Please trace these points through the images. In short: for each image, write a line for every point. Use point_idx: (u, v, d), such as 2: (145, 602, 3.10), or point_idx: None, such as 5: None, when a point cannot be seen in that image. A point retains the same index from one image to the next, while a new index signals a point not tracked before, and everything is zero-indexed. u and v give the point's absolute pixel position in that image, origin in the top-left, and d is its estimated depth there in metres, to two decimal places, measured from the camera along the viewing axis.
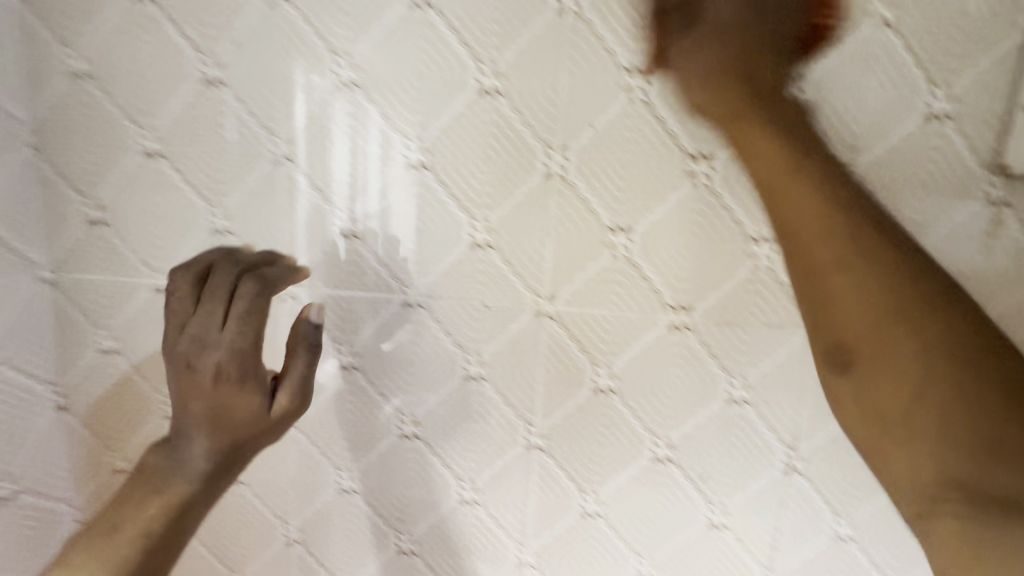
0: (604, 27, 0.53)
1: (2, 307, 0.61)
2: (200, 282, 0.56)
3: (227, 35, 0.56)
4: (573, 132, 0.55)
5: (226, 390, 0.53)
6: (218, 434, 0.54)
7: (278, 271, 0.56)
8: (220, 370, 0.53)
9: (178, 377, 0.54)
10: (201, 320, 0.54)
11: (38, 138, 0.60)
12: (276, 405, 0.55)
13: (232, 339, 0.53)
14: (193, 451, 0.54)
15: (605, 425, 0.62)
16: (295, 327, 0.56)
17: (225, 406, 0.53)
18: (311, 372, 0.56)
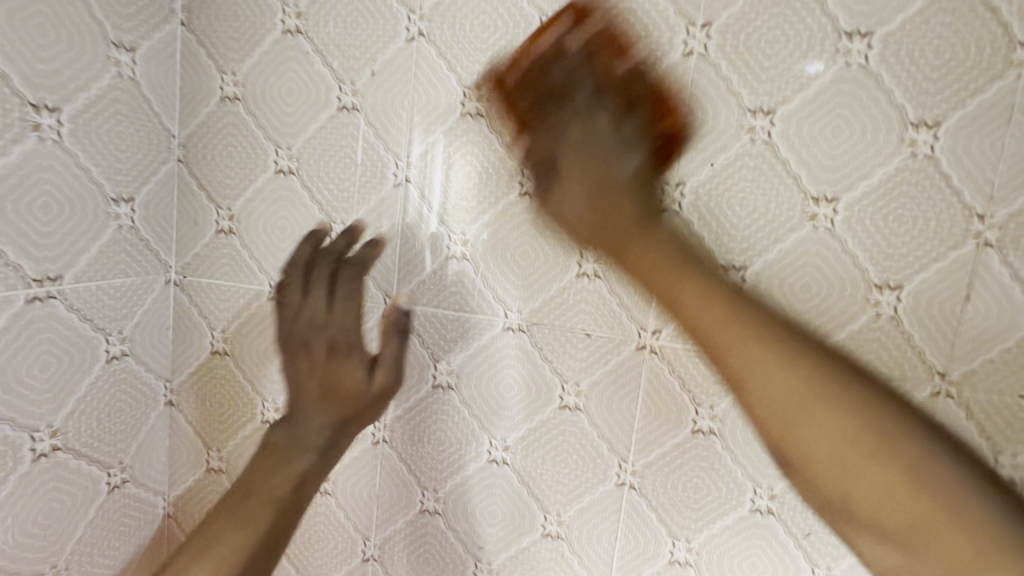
0: (729, 70, 0.54)
1: (138, 304, 0.64)
2: (303, 275, 0.64)
3: (366, 66, 0.61)
4: (691, 169, 0.56)
5: (335, 365, 0.62)
6: (331, 407, 0.62)
7: (361, 255, 0.63)
8: (332, 345, 0.63)
9: (295, 359, 0.64)
10: (314, 307, 0.63)
11: (184, 151, 0.65)
12: (377, 379, 0.63)
13: (342, 319, 0.63)
14: (309, 426, 0.62)
15: (703, 469, 0.60)
16: (387, 312, 0.63)
17: (334, 381, 0.62)
18: (403, 352, 0.64)
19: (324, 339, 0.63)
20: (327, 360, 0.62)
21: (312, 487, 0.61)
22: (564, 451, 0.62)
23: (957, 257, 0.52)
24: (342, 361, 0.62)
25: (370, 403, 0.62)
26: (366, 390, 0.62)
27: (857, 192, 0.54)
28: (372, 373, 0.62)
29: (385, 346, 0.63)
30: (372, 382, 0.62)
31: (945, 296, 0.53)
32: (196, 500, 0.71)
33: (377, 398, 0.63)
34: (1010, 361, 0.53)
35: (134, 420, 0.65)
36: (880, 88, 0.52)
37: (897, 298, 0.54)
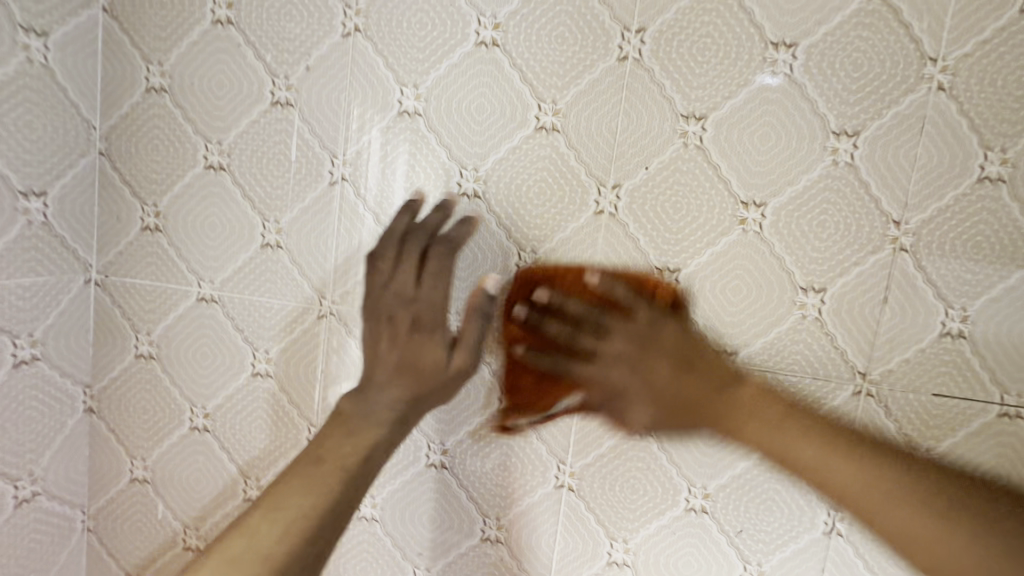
0: (663, 75, 0.55)
1: (51, 304, 0.60)
2: (403, 247, 0.57)
3: (301, 60, 0.59)
4: (627, 172, 0.57)
5: (418, 340, 0.55)
6: (409, 384, 0.55)
7: (457, 232, 0.57)
8: (418, 320, 0.56)
9: (376, 331, 0.57)
10: (406, 277, 0.56)
11: (106, 143, 0.61)
12: (453, 360, 0.55)
13: (429, 294, 0.56)
14: (380, 400, 0.54)
15: (639, 469, 0.60)
16: (475, 294, 0.57)
17: (414, 356, 0.55)
18: (483, 335, 0.57)
19: (413, 314, 0.56)
20: (434, 339, 0.55)
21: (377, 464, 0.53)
22: (503, 455, 0.62)
23: (875, 261, 0.55)
24: (427, 339, 0.55)
25: (435, 381, 0.55)
26: (410, 360, 0.55)
27: (783, 198, 0.55)
28: (451, 352, 0.56)
29: (465, 327, 0.56)
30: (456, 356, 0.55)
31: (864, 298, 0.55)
32: (119, 511, 0.68)
33: (448, 377, 0.55)
34: (922, 361, 0.55)
35: (46, 429, 0.61)
36: (804, 98, 0.54)
37: (820, 300, 0.56)
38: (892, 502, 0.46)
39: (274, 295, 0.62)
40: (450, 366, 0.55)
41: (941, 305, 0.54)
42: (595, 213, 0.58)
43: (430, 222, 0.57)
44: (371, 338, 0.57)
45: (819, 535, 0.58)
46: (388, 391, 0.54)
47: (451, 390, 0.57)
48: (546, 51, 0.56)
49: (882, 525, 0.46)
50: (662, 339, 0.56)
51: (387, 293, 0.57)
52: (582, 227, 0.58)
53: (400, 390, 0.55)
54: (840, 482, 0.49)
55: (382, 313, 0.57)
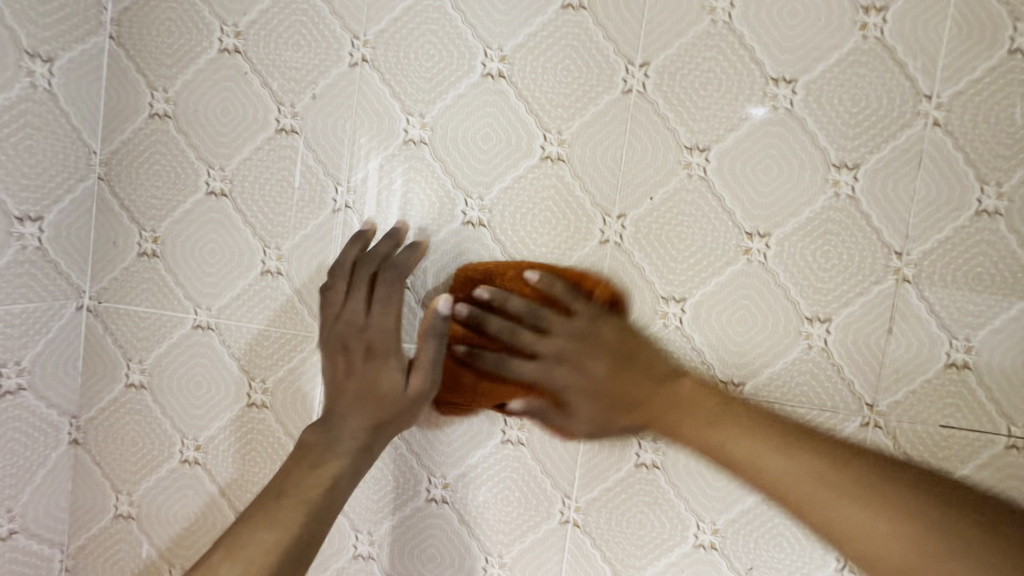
0: (667, 107, 0.56)
1: (41, 332, 0.58)
2: (351, 274, 0.58)
3: (307, 89, 0.59)
4: (632, 202, 0.57)
5: (373, 366, 0.56)
6: (365, 410, 0.55)
7: (401, 256, 0.58)
8: (372, 345, 0.56)
9: (332, 357, 0.57)
10: (354, 304, 0.57)
11: (105, 168, 0.61)
12: (411, 382, 0.56)
13: (379, 320, 0.57)
14: (342, 429, 0.55)
15: (646, 504, 0.59)
16: (426, 315, 0.56)
17: (370, 382, 0.56)
18: (442, 356, 0.57)
19: (365, 342, 0.56)
20: (389, 366, 0.56)
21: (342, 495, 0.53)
22: (507, 489, 0.60)
23: (879, 291, 0.55)
24: (383, 365, 0.56)
25: (399, 405, 0.55)
26: (371, 387, 0.56)
27: (786, 229, 0.56)
28: (408, 375, 0.56)
29: (420, 349, 0.56)
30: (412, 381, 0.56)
31: (869, 328, 0.56)
32: (100, 550, 0.64)
33: (408, 402, 0.56)
34: (930, 391, 0.55)
35: (28, 462, 0.59)
36: (805, 132, 0.55)
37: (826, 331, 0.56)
38: (771, 478, 0.47)
39: (273, 323, 0.61)
40: (411, 391, 0.56)
41: (946, 335, 0.54)
42: (600, 242, 0.58)
43: (375, 250, 0.58)
44: (329, 365, 0.58)
45: (830, 572, 0.56)
46: (348, 420, 0.55)
47: (417, 412, 0.57)
48: (552, 84, 0.57)
49: (819, 515, 0.45)
50: (602, 337, 0.56)
51: (337, 325, 0.58)
52: (588, 256, 0.58)
53: (359, 418, 0.55)
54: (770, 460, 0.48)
55: (338, 345, 0.57)
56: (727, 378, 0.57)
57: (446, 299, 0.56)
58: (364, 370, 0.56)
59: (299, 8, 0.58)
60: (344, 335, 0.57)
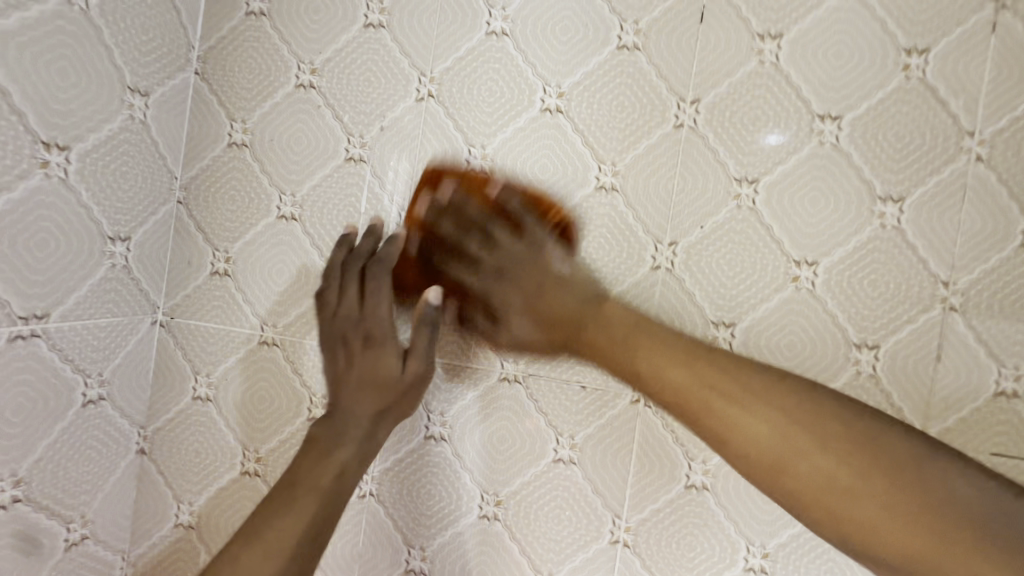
0: (717, 141, 0.59)
1: (121, 346, 0.61)
2: (339, 274, 0.61)
3: (376, 121, 0.63)
4: (682, 230, 0.60)
5: (367, 357, 0.58)
6: (376, 399, 0.58)
7: (385, 250, 0.59)
8: (366, 337, 0.59)
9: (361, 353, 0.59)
10: (347, 301, 0.60)
11: (185, 193, 0.65)
12: (407, 368, 0.58)
13: (371, 313, 0.59)
14: (354, 414, 0.58)
15: (696, 526, 0.59)
16: (417, 308, 0.57)
17: (371, 371, 0.58)
18: (434, 343, 0.59)
19: (364, 330, 0.59)
20: (379, 353, 0.58)
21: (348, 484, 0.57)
22: (559, 508, 0.61)
23: (927, 319, 0.57)
24: (380, 351, 0.58)
25: (399, 390, 0.58)
26: (357, 370, 0.59)
27: (834, 258, 0.58)
28: (408, 361, 0.58)
29: (416, 338, 0.58)
30: (383, 363, 0.58)
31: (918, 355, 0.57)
32: (161, 560, 0.66)
33: (410, 384, 0.58)
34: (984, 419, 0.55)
35: (102, 471, 0.61)
36: (851, 165, 0.57)
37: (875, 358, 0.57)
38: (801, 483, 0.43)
39: None
40: (404, 375, 0.58)
41: (997, 364, 0.55)
42: (652, 268, 0.60)
43: (362, 246, 0.60)
44: (330, 359, 0.61)
45: None
46: (358, 404, 0.58)
47: (419, 393, 0.59)
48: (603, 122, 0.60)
49: (793, 477, 0.43)
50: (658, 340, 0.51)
51: (348, 314, 0.60)
52: (639, 281, 0.60)
53: (378, 402, 0.58)
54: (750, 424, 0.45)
55: (340, 336, 0.60)
56: None
57: (436, 291, 0.57)
58: (362, 356, 0.59)
59: (370, 46, 0.63)
60: (342, 325, 0.60)
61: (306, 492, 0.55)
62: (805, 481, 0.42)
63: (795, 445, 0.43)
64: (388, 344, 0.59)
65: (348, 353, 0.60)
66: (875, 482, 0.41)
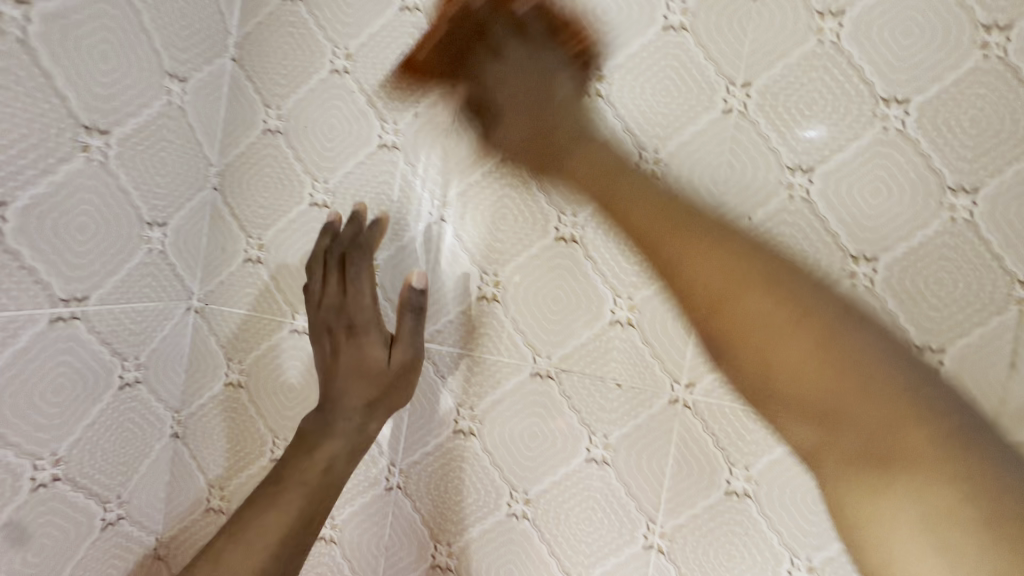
0: (769, 128, 0.55)
1: (157, 330, 0.62)
2: (318, 264, 0.60)
3: (409, 108, 0.62)
4: (729, 222, 0.56)
5: (352, 347, 0.57)
6: (366, 389, 0.57)
7: (364, 237, 0.60)
8: (350, 326, 0.58)
9: (342, 344, 0.58)
10: (329, 290, 0.59)
11: (220, 179, 0.65)
12: (394, 356, 0.57)
13: (356, 301, 0.58)
14: (346, 407, 0.57)
15: (737, 535, 0.56)
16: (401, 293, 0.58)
17: (359, 362, 0.57)
18: (420, 329, 0.58)
19: (347, 322, 0.58)
20: (364, 339, 0.57)
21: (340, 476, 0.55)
22: (590, 510, 0.59)
23: (999, 323, 0.52)
24: (364, 339, 0.57)
25: (387, 379, 0.57)
26: (343, 362, 0.57)
27: (896, 254, 0.54)
28: (393, 347, 0.58)
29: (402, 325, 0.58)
30: (368, 353, 0.57)
31: (986, 362, 0.52)
32: (191, 543, 0.67)
33: (395, 374, 0.57)
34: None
35: (137, 453, 0.62)
36: (917, 153, 0.53)
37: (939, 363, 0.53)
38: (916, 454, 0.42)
39: None
40: (391, 363, 0.57)
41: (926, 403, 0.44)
42: None
43: (341, 235, 0.61)
44: (316, 351, 0.60)
45: None
46: (348, 392, 0.57)
47: (408, 385, 0.58)
48: (644, 108, 0.57)
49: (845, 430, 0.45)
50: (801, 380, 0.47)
51: (329, 306, 0.59)
52: None
53: (364, 394, 0.57)
54: (808, 392, 0.46)
55: (323, 326, 0.59)
56: None
57: (419, 274, 0.58)
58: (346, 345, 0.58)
59: (406, 30, 0.62)
60: (325, 315, 0.59)
61: (293, 485, 0.54)
62: (868, 412, 0.44)
63: (771, 355, 0.48)
64: (371, 332, 0.58)
65: (329, 348, 0.58)
66: (865, 490, 0.44)
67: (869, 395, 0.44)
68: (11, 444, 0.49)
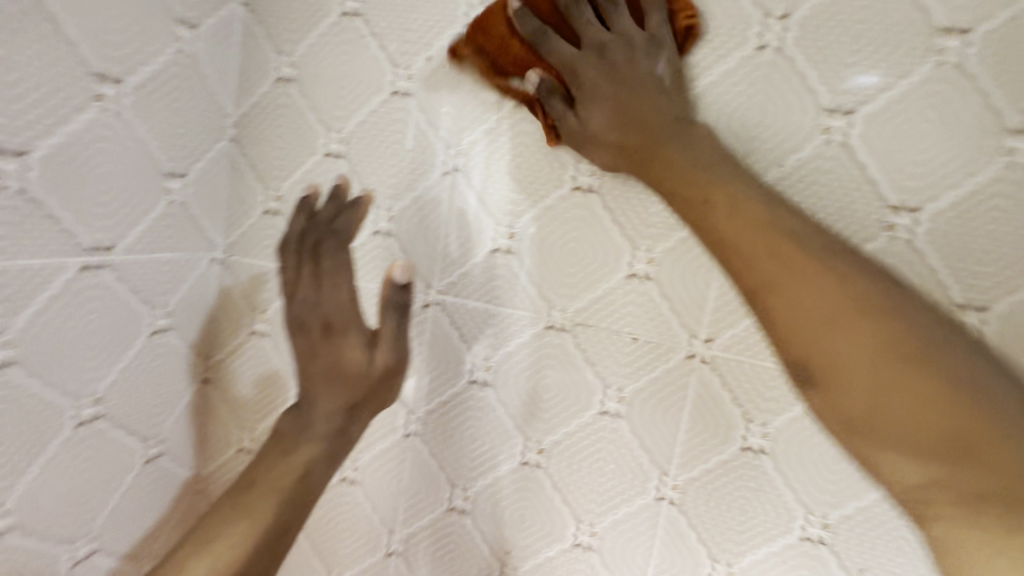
0: (808, 64, 0.51)
1: (184, 280, 0.64)
2: (297, 247, 0.59)
3: (422, 51, 0.59)
4: (757, 169, 0.53)
5: (330, 346, 0.57)
6: (341, 392, 0.56)
7: (342, 224, 0.58)
8: (328, 323, 0.58)
9: (316, 342, 0.58)
10: (308, 286, 0.58)
11: (237, 130, 0.65)
12: (377, 359, 0.56)
13: (336, 297, 0.58)
14: (318, 410, 0.57)
15: (751, 490, 0.56)
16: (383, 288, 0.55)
17: (336, 361, 0.56)
18: (402, 329, 0.56)
19: (322, 319, 0.58)
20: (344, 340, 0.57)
21: (319, 480, 0.56)
22: (602, 460, 0.60)
23: None
24: (341, 340, 0.57)
25: (368, 383, 0.56)
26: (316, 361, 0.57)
27: (943, 203, 0.49)
28: (373, 350, 0.56)
29: (383, 323, 0.56)
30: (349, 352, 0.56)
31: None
32: (227, 480, 0.71)
33: (377, 377, 0.56)
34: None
35: (172, 395, 0.66)
36: (977, 89, 0.47)
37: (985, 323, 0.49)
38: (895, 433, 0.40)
39: None
40: (368, 364, 0.56)
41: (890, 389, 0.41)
42: None
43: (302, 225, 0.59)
44: (293, 347, 0.59)
45: None
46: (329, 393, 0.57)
47: (392, 388, 0.58)
48: (669, 43, 0.52)
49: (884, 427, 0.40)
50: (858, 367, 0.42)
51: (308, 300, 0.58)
52: None
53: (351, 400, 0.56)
54: (843, 348, 0.42)
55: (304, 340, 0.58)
56: None
57: (403, 267, 0.55)
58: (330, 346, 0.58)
59: None
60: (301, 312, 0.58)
61: (262, 493, 0.54)
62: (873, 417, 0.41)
63: (886, 374, 0.40)
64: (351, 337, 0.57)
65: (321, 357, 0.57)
66: (955, 457, 0.37)
67: (883, 381, 0.40)
68: (53, 382, 0.52)
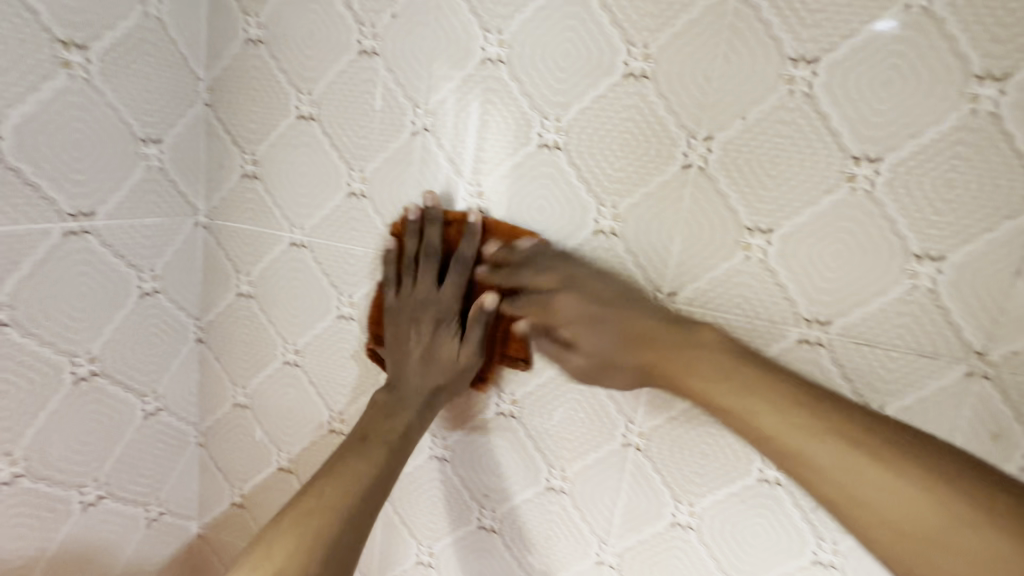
0: (772, 12, 0.50)
1: (169, 244, 0.66)
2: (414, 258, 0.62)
3: (386, 7, 0.59)
4: (721, 122, 0.53)
5: (451, 333, 0.61)
6: (458, 375, 0.62)
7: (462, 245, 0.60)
8: (441, 318, 0.62)
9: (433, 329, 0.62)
10: (426, 287, 0.61)
11: (210, 95, 0.66)
12: (464, 351, 0.61)
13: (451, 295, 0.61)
14: (413, 378, 0.62)
15: (712, 436, 0.59)
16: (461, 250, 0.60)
17: (438, 347, 0.62)
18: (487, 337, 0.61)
19: (434, 314, 0.62)
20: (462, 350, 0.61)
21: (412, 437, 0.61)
22: (574, 409, 0.62)
23: (1012, 227, 0.48)
24: (440, 331, 0.62)
25: (453, 371, 0.62)
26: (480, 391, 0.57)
27: (905, 152, 0.49)
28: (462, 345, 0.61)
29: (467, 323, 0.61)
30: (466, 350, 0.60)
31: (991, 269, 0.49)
32: (225, 432, 0.76)
33: (461, 368, 0.62)
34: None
35: (166, 354, 0.69)
36: (942, 34, 0.47)
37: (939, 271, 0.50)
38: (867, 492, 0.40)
39: (360, 242, 0.65)
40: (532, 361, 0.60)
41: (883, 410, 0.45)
42: (682, 166, 0.54)
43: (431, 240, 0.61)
44: (398, 336, 0.63)
45: None
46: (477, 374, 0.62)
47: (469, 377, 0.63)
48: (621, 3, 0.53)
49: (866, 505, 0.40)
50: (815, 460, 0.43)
51: (409, 304, 0.62)
52: (668, 181, 0.55)
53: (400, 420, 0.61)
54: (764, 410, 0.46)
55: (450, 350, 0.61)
56: (812, 316, 0.54)
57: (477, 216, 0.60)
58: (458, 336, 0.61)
59: None
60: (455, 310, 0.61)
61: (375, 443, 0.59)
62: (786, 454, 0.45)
63: (791, 439, 0.44)
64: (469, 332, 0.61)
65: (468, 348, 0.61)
66: (873, 457, 0.41)
67: (846, 468, 0.41)
68: (48, 342, 0.55)
